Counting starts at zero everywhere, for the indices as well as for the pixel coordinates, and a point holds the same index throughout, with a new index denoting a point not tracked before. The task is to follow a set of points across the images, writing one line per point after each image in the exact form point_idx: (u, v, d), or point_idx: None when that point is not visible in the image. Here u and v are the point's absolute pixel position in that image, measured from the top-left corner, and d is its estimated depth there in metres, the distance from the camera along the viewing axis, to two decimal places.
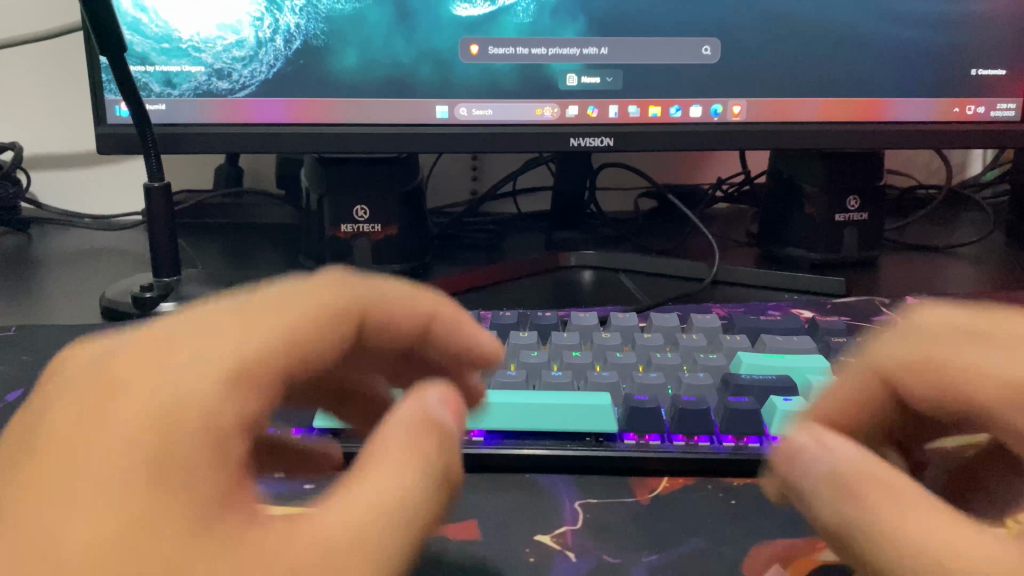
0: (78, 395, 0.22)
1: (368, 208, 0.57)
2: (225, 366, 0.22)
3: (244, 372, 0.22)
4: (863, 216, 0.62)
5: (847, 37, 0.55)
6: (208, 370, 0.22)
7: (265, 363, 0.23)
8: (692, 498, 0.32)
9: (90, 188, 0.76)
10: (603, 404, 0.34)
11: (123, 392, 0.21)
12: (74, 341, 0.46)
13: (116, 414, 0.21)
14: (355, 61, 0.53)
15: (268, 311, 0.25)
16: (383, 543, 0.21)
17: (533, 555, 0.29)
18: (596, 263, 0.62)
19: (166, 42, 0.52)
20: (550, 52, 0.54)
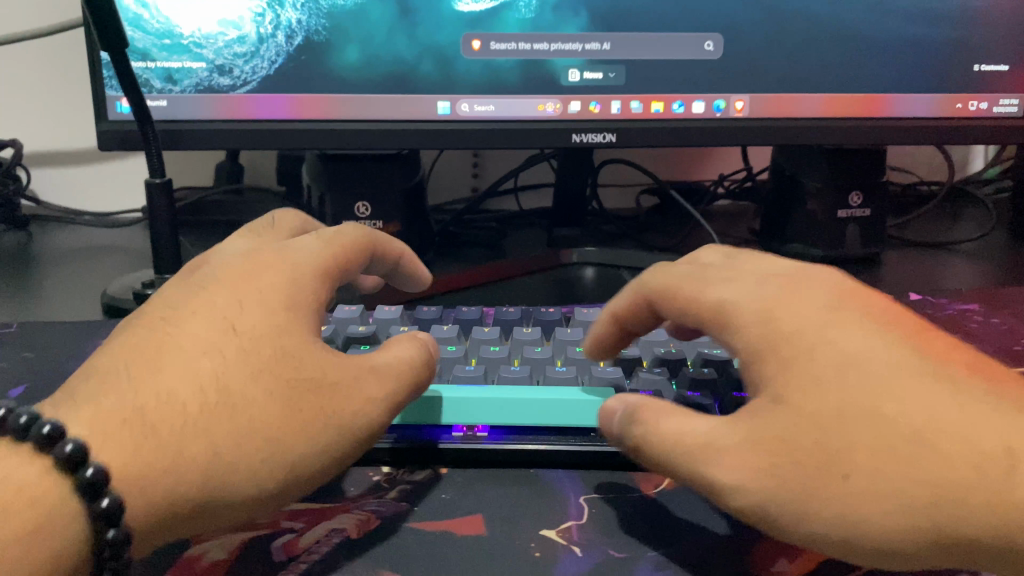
0: (194, 293, 0.33)
1: (370, 206, 0.57)
2: (290, 269, 0.34)
3: (297, 285, 0.33)
4: (866, 212, 0.62)
5: (850, 32, 0.55)
6: (275, 279, 0.33)
7: (316, 269, 0.34)
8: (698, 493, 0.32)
9: (90, 186, 0.76)
10: (608, 399, 0.34)
11: (218, 286, 0.33)
12: (75, 338, 0.46)
13: (238, 297, 0.32)
14: (357, 58, 0.53)
15: (300, 241, 0.36)
16: (365, 405, 0.30)
17: (539, 550, 0.29)
18: (598, 260, 0.62)
19: (168, 38, 0.52)
20: (552, 48, 0.54)
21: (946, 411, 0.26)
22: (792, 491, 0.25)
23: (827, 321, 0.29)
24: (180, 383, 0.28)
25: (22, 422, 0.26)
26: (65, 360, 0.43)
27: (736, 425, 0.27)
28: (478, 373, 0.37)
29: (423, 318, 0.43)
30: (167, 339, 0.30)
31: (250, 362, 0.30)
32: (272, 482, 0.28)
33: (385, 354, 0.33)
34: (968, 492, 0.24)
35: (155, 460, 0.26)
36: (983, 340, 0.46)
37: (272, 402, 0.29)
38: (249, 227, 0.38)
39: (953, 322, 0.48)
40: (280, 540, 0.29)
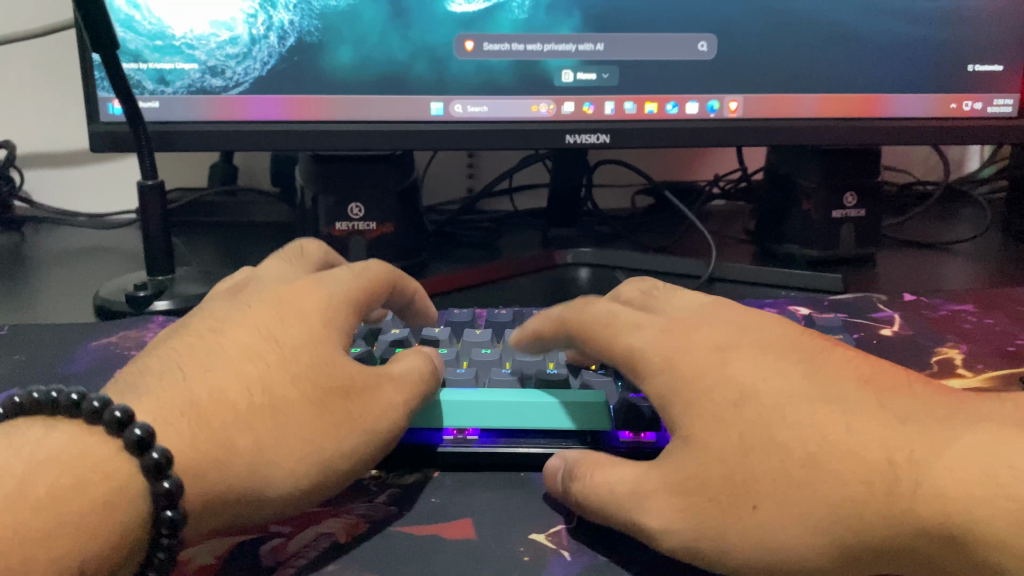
0: (240, 311, 0.35)
1: (364, 206, 0.57)
2: (325, 292, 0.36)
3: (332, 304, 0.36)
4: (860, 213, 0.61)
5: (844, 32, 0.55)
6: (313, 297, 0.35)
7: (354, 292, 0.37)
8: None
9: (84, 187, 0.75)
10: (599, 402, 0.34)
11: (258, 306, 0.35)
12: (67, 341, 0.46)
13: (279, 314, 0.34)
14: (350, 58, 0.53)
15: (333, 272, 0.38)
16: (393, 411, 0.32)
17: (528, 554, 0.29)
18: (592, 261, 0.62)
19: (160, 39, 0.52)
20: (546, 49, 0.54)
21: (838, 432, 0.28)
22: (707, 527, 0.27)
23: (720, 359, 0.31)
24: (228, 383, 0.30)
25: (95, 406, 0.27)
26: (56, 364, 0.43)
27: (655, 469, 0.29)
28: (468, 375, 0.36)
29: (415, 320, 0.43)
30: (217, 346, 0.32)
31: (290, 369, 0.31)
32: (306, 479, 0.29)
33: (397, 365, 0.34)
34: (864, 506, 0.26)
35: (207, 447, 0.28)
36: (977, 341, 0.46)
37: (308, 406, 0.30)
38: (280, 255, 0.41)
39: (947, 322, 0.48)
40: (268, 545, 0.29)
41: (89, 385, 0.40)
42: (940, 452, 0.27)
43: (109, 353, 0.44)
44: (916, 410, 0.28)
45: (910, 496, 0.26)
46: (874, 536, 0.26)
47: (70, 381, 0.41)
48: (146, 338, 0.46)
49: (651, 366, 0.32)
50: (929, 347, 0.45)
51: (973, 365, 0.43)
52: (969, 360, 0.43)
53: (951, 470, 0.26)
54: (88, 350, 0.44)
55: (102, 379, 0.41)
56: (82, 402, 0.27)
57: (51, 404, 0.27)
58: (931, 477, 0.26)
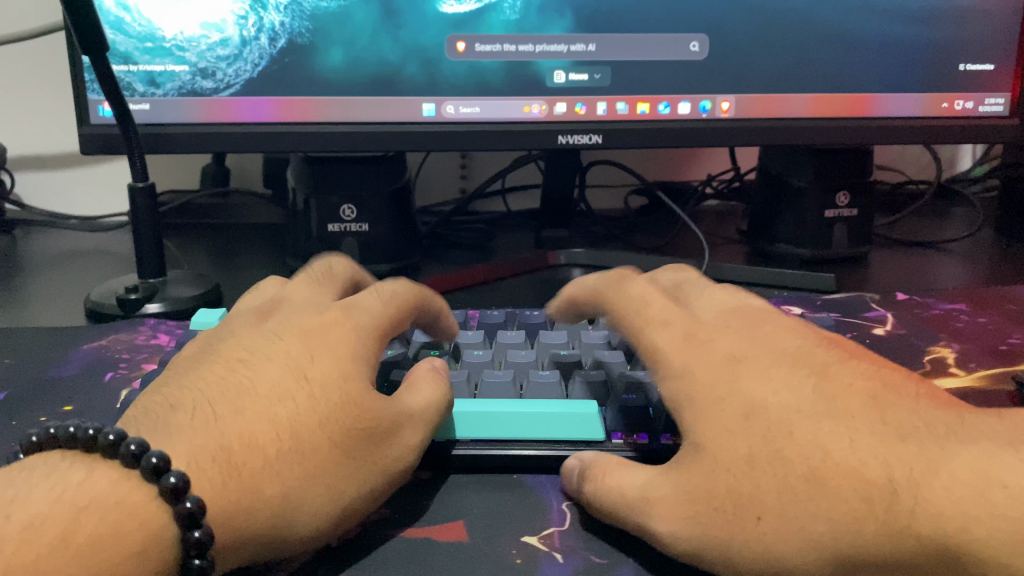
0: (270, 340, 0.34)
1: (355, 207, 0.57)
2: (356, 324, 0.35)
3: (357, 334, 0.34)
4: (853, 212, 0.62)
5: (835, 32, 0.55)
6: (339, 330, 0.34)
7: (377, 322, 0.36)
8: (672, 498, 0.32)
9: (76, 190, 0.75)
10: (590, 411, 0.34)
11: (284, 340, 0.34)
12: (57, 345, 0.45)
13: (308, 349, 0.33)
14: (341, 60, 0.53)
15: (362, 300, 0.37)
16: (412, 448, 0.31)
17: (520, 556, 0.29)
18: (585, 262, 0.62)
19: (149, 41, 0.51)
20: (538, 49, 0.54)
21: (836, 446, 0.28)
22: (712, 534, 0.27)
23: (705, 373, 0.31)
24: (258, 426, 0.29)
25: (132, 450, 0.26)
26: (46, 368, 0.42)
27: (667, 474, 0.29)
28: (462, 382, 0.36)
29: None
30: (245, 382, 0.30)
31: (319, 411, 0.30)
32: (329, 523, 0.28)
33: (414, 396, 0.32)
34: (864, 521, 0.26)
35: (236, 494, 0.26)
36: (969, 339, 0.46)
37: (337, 449, 0.29)
38: (308, 275, 0.40)
39: (940, 322, 0.48)
40: None
41: (80, 389, 0.40)
42: (937, 470, 0.26)
43: (99, 356, 0.44)
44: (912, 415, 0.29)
45: (910, 513, 0.26)
46: (867, 540, 0.26)
47: (60, 385, 0.41)
48: (137, 342, 0.46)
49: None
50: (922, 347, 0.45)
51: (965, 364, 0.43)
52: (961, 359, 0.43)
53: (955, 478, 0.26)
54: (79, 354, 0.44)
55: (93, 382, 0.41)
56: (119, 443, 0.26)
57: (88, 440, 0.26)
58: (928, 494, 0.26)
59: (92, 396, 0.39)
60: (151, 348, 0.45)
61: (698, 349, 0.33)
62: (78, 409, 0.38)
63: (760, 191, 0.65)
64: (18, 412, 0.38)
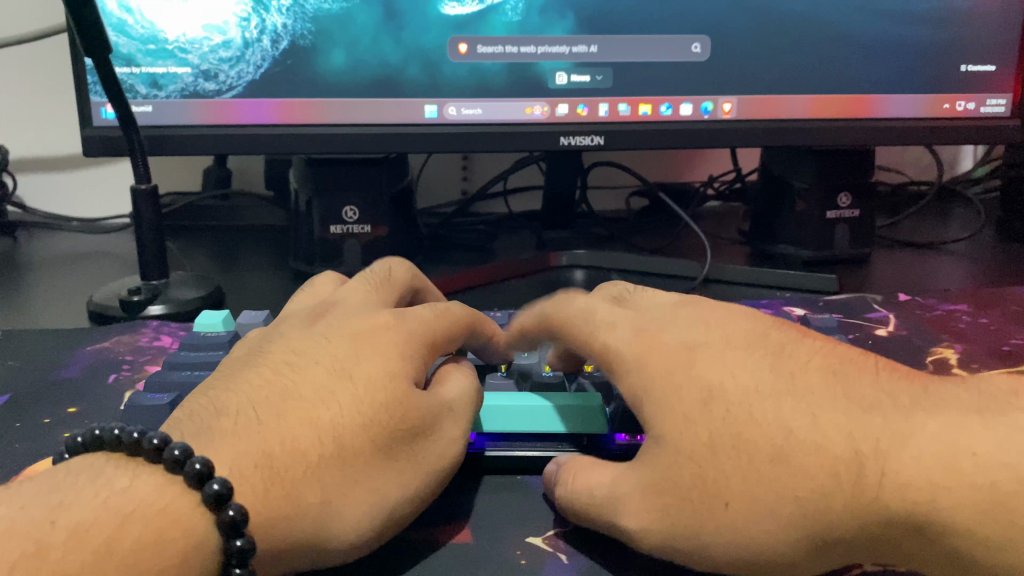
0: (317, 344, 0.33)
1: (358, 209, 0.57)
2: (406, 329, 0.34)
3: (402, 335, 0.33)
4: (855, 213, 0.61)
5: (836, 33, 0.55)
6: (381, 330, 0.33)
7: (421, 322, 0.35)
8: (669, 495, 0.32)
9: (77, 192, 0.75)
10: (593, 406, 0.34)
11: (327, 341, 0.33)
12: (61, 346, 0.45)
13: (356, 350, 0.32)
14: (343, 61, 0.53)
15: (416, 308, 0.36)
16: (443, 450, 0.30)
17: (524, 557, 0.29)
18: (586, 262, 0.62)
19: (152, 43, 0.51)
20: (540, 51, 0.54)
21: (794, 422, 0.28)
22: (680, 525, 0.27)
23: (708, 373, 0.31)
24: (300, 431, 0.28)
25: (177, 455, 0.26)
26: (49, 370, 0.43)
27: (631, 469, 0.29)
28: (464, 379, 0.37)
29: None
30: (289, 386, 0.30)
31: (364, 412, 0.29)
32: (373, 530, 0.27)
33: (445, 386, 0.33)
34: (833, 497, 0.26)
35: (277, 502, 0.26)
36: (971, 340, 0.46)
37: (378, 455, 0.29)
38: (365, 279, 0.40)
39: (942, 323, 0.48)
40: None
41: (83, 391, 0.40)
42: (904, 442, 0.27)
43: (102, 358, 0.44)
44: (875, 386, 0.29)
45: (877, 485, 0.26)
46: (829, 518, 0.26)
47: (63, 387, 0.41)
48: (139, 344, 0.46)
49: (637, 365, 0.31)
50: (924, 347, 0.45)
51: (967, 364, 0.43)
52: (964, 359, 0.43)
53: (921, 453, 0.26)
54: (81, 355, 0.44)
55: (96, 384, 0.41)
56: (164, 448, 0.26)
57: (133, 444, 0.26)
58: (894, 465, 0.26)
59: (95, 397, 0.39)
60: (154, 350, 0.45)
61: (697, 333, 0.32)
62: (81, 411, 0.38)
63: (762, 191, 0.65)
64: (22, 413, 0.38)
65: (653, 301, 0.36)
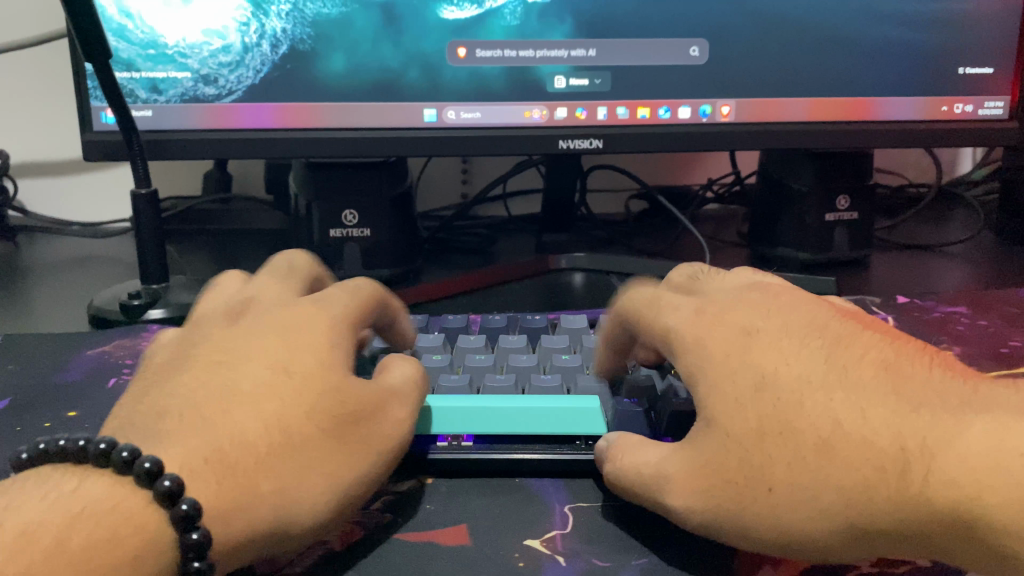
0: (245, 337, 0.32)
1: (358, 213, 0.57)
2: (328, 318, 0.34)
3: (332, 325, 0.33)
4: (853, 215, 0.62)
5: (833, 37, 0.55)
6: (311, 321, 0.33)
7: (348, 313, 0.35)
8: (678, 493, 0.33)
9: (77, 196, 0.75)
10: (592, 408, 0.34)
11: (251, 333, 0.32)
12: (61, 350, 0.45)
13: (286, 344, 0.32)
14: (343, 65, 0.53)
15: (327, 294, 0.35)
16: (392, 435, 0.31)
17: (523, 559, 0.29)
18: (586, 265, 0.62)
19: (152, 48, 0.52)
20: (538, 55, 0.54)
21: (841, 408, 0.28)
22: (725, 509, 0.27)
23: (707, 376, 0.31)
24: (246, 424, 0.28)
25: (125, 456, 0.25)
26: (49, 374, 0.43)
27: (680, 451, 0.29)
28: (463, 383, 0.37)
29: None
30: (230, 382, 0.29)
31: (305, 402, 0.29)
32: (328, 514, 0.28)
33: (390, 374, 0.33)
34: (875, 489, 0.26)
35: (233, 492, 0.26)
36: (970, 342, 0.46)
37: (328, 441, 0.29)
38: (271, 270, 0.38)
39: (941, 325, 0.48)
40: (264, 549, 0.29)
41: (84, 395, 0.40)
42: (952, 441, 0.26)
43: (102, 362, 0.44)
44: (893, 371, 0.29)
45: (922, 483, 0.26)
46: (874, 503, 0.26)
47: (63, 391, 0.41)
48: (139, 347, 0.46)
49: None
50: None
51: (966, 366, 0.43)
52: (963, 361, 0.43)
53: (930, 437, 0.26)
54: (82, 359, 0.44)
55: (96, 388, 0.41)
56: (111, 451, 0.26)
57: (79, 451, 0.26)
58: (940, 465, 0.26)
59: (95, 401, 0.39)
60: None
61: (712, 329, 0.32)
62: (82, 415, 0.38)
63: (760, 193, 0.65)
64: (22, 417, 0.38)
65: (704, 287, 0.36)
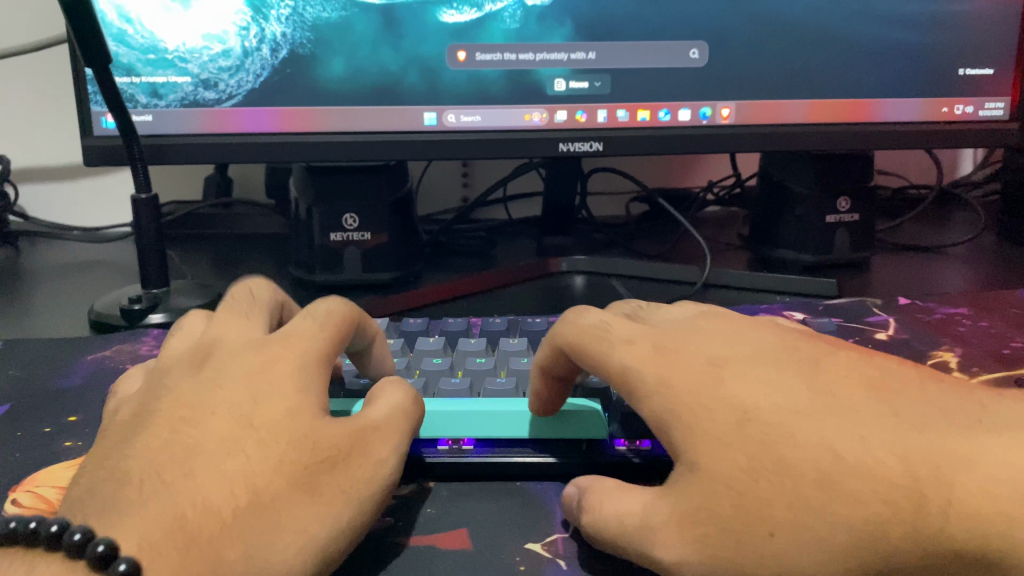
0: (207, 389, 0.31)
1: (358, 217, 0.57)
2: (298, 355, 0.32)
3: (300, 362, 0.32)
4: (854, 217, 0.62)
5: (833, 38, 0.55)
6: (275, 362, 0.32)
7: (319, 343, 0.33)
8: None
9: (78, 201, 0.75)
10: (591, 410, 0.34)
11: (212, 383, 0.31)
12: (62, 356, 0.45)
13: (251, 389, 0.30)
14: (343, 69, 0.53)
15: (295, 327, 0.34)
16: (372, 477, 0.29)
17: (523, 564, 0.29)
18: (587, 268, 0.62)
19: (152, 53, 0.52)
20: (538, 58, 0.54)
21: (797, 473, 0.26)
22: (721, 561, 0.25)
23: (717, 376, 0.29)
24: (212, 486, 0.26)
25: (77, 538, 0.24)
26: (51, 379, 0.43)
27: (648, 490, 0.28)
28: (463, 387, 0.36)
29: (409, 330, 0.43)
30: (191, 442, 0.28)
31: (272, 455, 0.28)
32: (307, 573, 0.26)
33: (373, 407, 0.32)
34: (888, 525, 0.24)
35: (195, 564, 0.24)
36: (971, 343, 0.46)
37: (299, 493, 0.27)
38: (230, 304, 0.37)
39: (943, 327, 0.48)
40: None
41: (84, 400, 0.40)
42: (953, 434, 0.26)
43: (103, 367, 0.44)
44: (865, 393, 0.28)
45: (937, 514, 0.24)
46: (879, 550, 0.24)
47: (64, 396, 0.41)
48: (141, 351, 0.46)
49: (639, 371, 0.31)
50: (924, 351, 0.45)
51: (968, 368, 0.42)
52: (964, 362, 0.43)
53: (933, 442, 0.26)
54: (83, 364, 0.44)
55: (96, 393, 0.41)
56: (63, 533, 0.24)
57: (30, 534, 0.25)
58: None
59: (97, 406, 0.39)
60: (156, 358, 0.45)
61: (681, 366, 0.30)
62: (82, 420, 0.38)
63: (761, 196, 0.65)
64: (23, 423, 0.38)
65: (643, 316, 0.34)
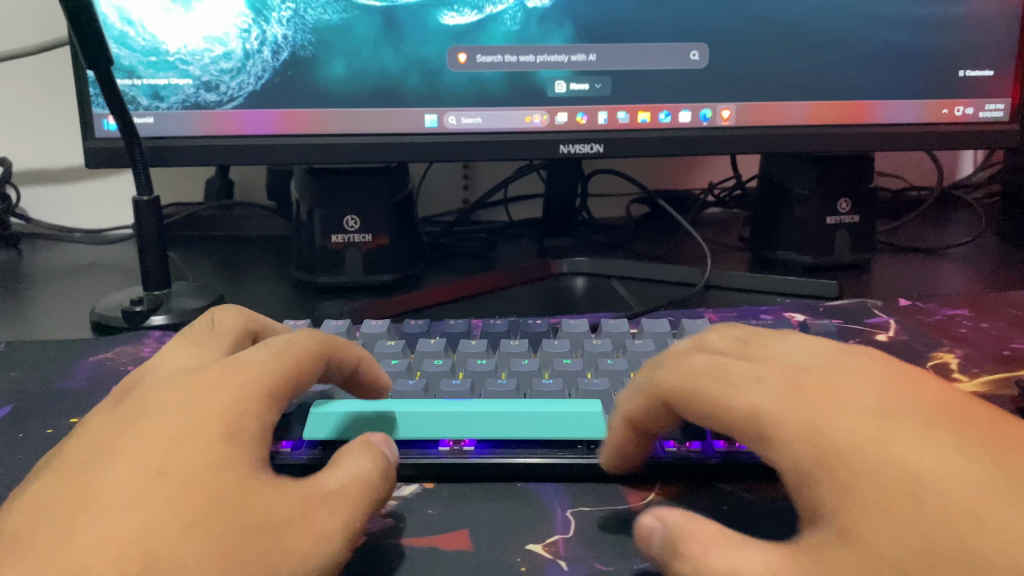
0: (129, 430, 0.27)
1: (359, 218, 0.57)
2: (239, 394, 0.28)
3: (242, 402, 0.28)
4: (855, 219, 0.62)
5: (833, 40, 0.55)
6: (212, 399, 0.28)
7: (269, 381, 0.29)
8: (698, 498, 0.32)
9: (80, 203, 0.76)
10: (594, 411, 0.34)
11: (137, 424, 0.27)
12: (64, 357, 0.45)
13: (175, 436, 0.26)
14: (343, 71, 0.53)
15: (246, 356, 0.30)
16: (307, 545, 0.24)
17: (525, 564, 0.29)
18: (588, 270, 0.62)
19: (153, 55, 0.52)
20: (539, 60, 0.54)
21: (865, 524, 0.22)
22: None
23: (886, 432, 0.24)
24: (99, 549, 0.22)
25: None
26: (52, 380, 0.43)
27: None
28: (464, 388, 0.36)
29: (410, 332, 0.43)
30: (92, 493, 0.24)
31: (182, 513, 0.23)
32: None
33: (336, 470, 0.27)
34: None
35: None
36: (972, 345, 0.46)
37: (207, 563, 0.22)
38: (193, 338, 0.34)
39: (943, 328, 0.48)
40: None
41: (86, 401, 0.40)
42: None
43: (105, 368, 0.44)
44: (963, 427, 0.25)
45: None
46: None
47: (66, 397, 0.41)
48: (142, 353, 0.46)
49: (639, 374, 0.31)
50: (924, 352, 0.45)
51: (968, 369, 0.42)
52: (965, 364, 0.43)
53: None
54: (84, 366, 0.44)
55: (98, 395, 0.41)
56: None
57: None
58: None
59: None
60: None
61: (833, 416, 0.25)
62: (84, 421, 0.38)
63: (762, 197, 0.65)
64: (25, 424, 0.38)
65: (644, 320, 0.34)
